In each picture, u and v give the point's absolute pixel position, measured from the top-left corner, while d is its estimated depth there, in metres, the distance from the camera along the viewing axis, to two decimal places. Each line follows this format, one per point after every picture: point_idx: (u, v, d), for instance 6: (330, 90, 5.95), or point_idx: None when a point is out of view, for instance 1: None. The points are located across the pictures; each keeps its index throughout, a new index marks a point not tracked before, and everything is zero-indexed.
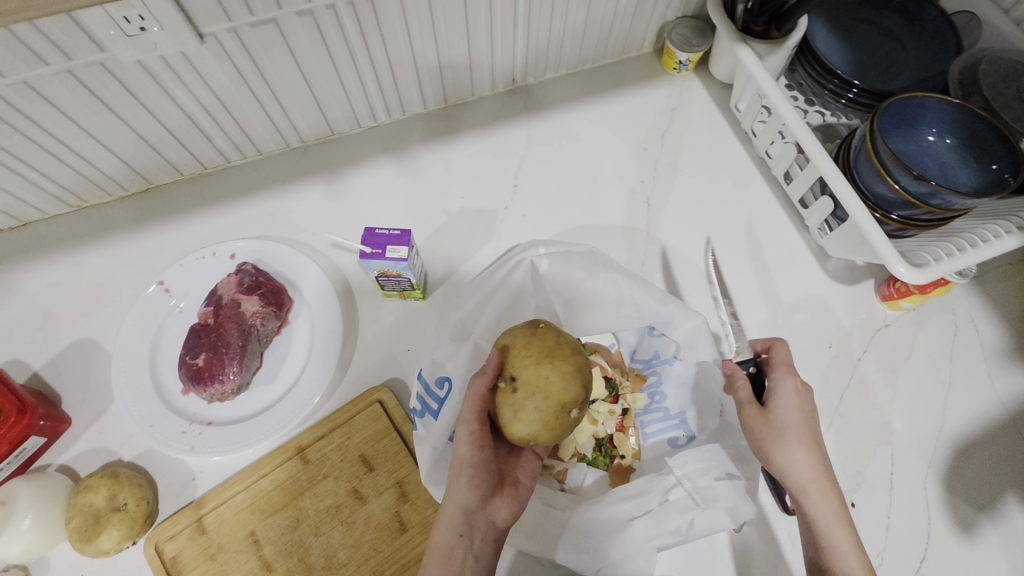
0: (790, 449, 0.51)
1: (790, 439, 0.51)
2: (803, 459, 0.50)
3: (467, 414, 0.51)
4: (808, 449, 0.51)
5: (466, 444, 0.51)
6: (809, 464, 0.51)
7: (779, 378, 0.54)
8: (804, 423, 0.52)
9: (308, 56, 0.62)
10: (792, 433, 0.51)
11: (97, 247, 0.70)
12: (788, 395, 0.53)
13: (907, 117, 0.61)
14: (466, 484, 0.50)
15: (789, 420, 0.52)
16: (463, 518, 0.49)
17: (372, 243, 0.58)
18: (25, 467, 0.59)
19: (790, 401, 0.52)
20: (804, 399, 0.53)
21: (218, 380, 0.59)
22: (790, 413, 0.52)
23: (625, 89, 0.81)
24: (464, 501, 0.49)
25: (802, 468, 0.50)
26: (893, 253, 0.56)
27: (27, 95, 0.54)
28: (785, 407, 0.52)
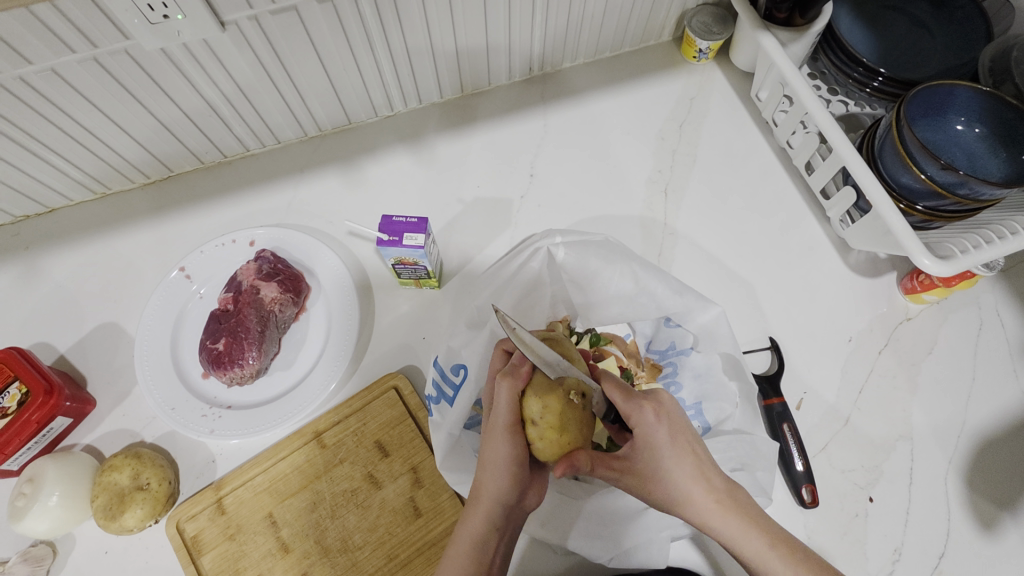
0: (661, 479, 0.48)
1: (659, 469, 0.48)
2: (677, 482, 0.48)
3: (504, 415, 0.52)
4: (685, 467, 0.48)
5: (503, 439, 0.52)
6: (689, 483, 0.47)
7: (626, 401, 0.51)
8: (671, 443, 0.49)
9: (326, 44, 0.62)
10: (665, 456, 0.49)
11: (121, 233, 0.72)
12: (643, 417, 0.50)
13: (936, 105, 0.60)
14: (504, 476, 0.50)
15: (652, 443, 0.49)
16: (501, 515, 0.50)
17: (389, 230, 0.58)
18: (52, 446, 0.60)
19: (653, 426, 0.49)
20: (661, 417, 0.50)
21: (237, 365, 0.60)
22: (654, 436, 0.49)
23: (643, 78, 0.80)
24: (503, 497, 0.50)
25: (681, 492, 0.47)
26: (918, 244, 0.55)
27: (53, 82, 0.55)
28: (646, 430, 0.49)
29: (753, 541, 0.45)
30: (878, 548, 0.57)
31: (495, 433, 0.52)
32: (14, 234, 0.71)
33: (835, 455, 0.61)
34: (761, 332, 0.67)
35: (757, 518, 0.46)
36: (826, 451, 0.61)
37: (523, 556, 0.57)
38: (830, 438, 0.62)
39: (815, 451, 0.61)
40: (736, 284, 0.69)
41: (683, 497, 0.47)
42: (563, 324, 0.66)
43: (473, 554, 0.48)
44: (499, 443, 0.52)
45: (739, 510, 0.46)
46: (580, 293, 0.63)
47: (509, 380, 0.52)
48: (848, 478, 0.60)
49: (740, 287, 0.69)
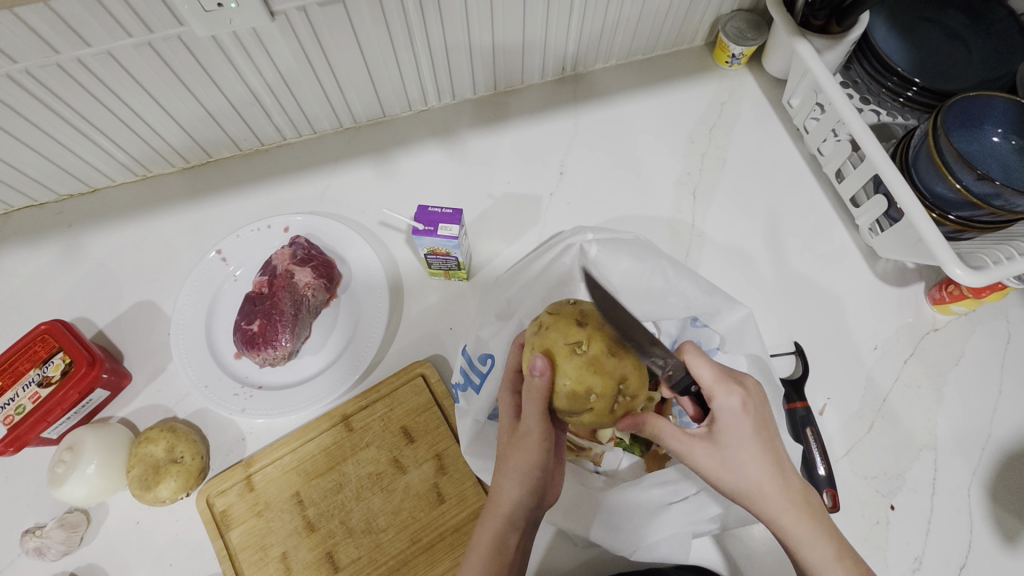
0: (740, 466, 0.46)
1: (744, 456, 0.46)
2: (761, 467, 0.46)
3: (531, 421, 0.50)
4: (765, 460, 0.46)
5: (529, 446, 0.49)
6: (771, 478, 0.46)
7: (720, 384, 0.48)
8: (754, 429, 0.47)
9: (368, 36, 0.64)
10: (746, 446, 0.47)
11: (159, 215, 0.74)
12: (733, 402, 0.48)
13: (973, 116, 0.60)
14: (523, 481, 0.48)
15: (739, 432, 0.47)
16: (524, 513, 0.48)
17: (425, 220, 0.60)
18: (90, 417, 0.62)
19: (736, 414, 0.47)
20: (749, 408, 0.48)
21: (271, 346, 0.61)
22: (741, 425, 0.47)
23: (675, 82, 0.80)
24: (525, 502, 0.48)
25: (759, 482, 0.46)
26: (950, 254, 0.55)
27: (107, 64, 0.57)
28: (732, 419, 0.47)
29: (824, 545, 0.45)
30: (899, 557, 0.57)
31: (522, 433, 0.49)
32: (57, 212, 0.73)
33: (857, 461, 0.61)
34: (786, 337, 0.67)
35: (822, 520, 0.46)
36: (849, 457, 0.61)
37: (544, 545, 0.58)
38: (852, 445, 0.62)
39: (837, 457, 0.61)
40: (763, 288, 0.69)
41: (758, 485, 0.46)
42: None
43: (493, 551, 0.47)
44: (527, 446, 0.49)
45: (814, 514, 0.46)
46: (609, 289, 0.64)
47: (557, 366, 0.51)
48: (870, 485, 0.60)
49: (766, 291, 0.69)
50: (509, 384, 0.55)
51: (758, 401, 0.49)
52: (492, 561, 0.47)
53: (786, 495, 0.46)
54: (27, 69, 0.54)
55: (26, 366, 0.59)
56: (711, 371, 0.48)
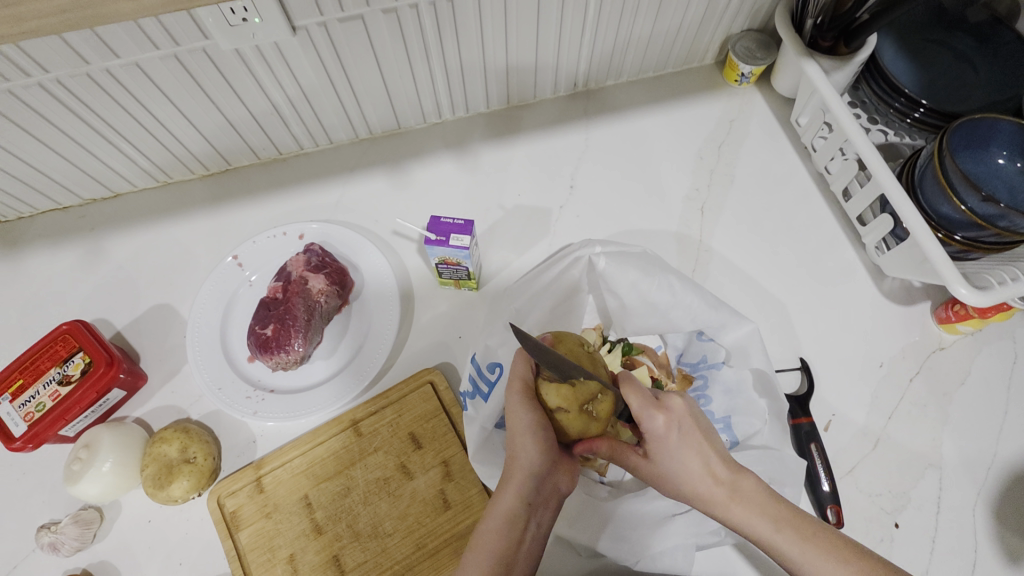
0: (673, 480, 0.51)
1: (674, 471, 0.51)
2: (688, 476, 0.50)
3: (524, 382, 0.55)
4: (693, 471, 0.50)
5: (525, 408, 0.54)
6: (703, 488, 0.49)
7: (642, 410, 0.52)
8: (682, 447, 0.51)
9: (386, 51, 0.65)
10: (674, 457, 0.51)
11: (178, 220, 0.76)
12: (653, 423, 0.52)
13: (978, 138, 0.61)
14: (533, 444, 0.52)
15: (667, 448, 0.52)
16: (532, 485, 0.51)
17: (437, 231, 0.61)
18: (106, 416, 0.64)
19: (661, 431, 0.52)
20: (671, 424, 0.52)
21: (283, 350, 0.63)
22: (665, 442, 0.52)
23: (685, 99, 0.82)
24: (535, 471, 0.51)
25: (693, 492, 0.50)
26: (955, 274, 0.56)
27: (135, 74, 0.59)
28: (657, 437, 0.52)
29: (765, 526, 0.46)
30: None
31: (512, 404, 0.54)
32: (81, 216, 0.76)
33: (861, 478, 0.61)
34: (792, 352, 0.67)
35: (770, 504, 0.47)
36: (853, 473, 0.61)
37: (548, 554, 0.58)
38: (857, 461, 0.62)
39: (842, 473, 0.61)
40: (769, 303, 0.70)
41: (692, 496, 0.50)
42: (597, 331, 0.68)
43: (502, 526, 0.49)
44: (521, 413, 0.54)
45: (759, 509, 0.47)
46: (616, 301, 0.65)
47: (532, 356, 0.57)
48: (875, 502, 0.60)
49: (772, 306, 0.70)
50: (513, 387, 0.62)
51: (683, 415, 0.52)
52: (501, 535, 0.48)
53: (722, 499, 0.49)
54: (58, 79, 0.57)
55: (48, 365, 0.61)
56: (639, 401, 0.52)
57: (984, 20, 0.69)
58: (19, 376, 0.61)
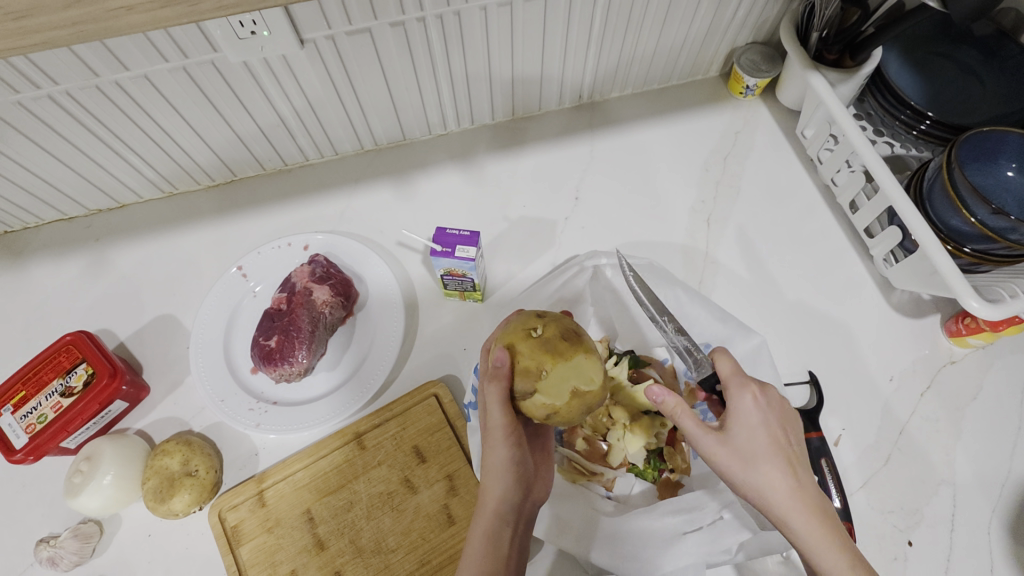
0: (750, 461, 0.45)
1: (755, 451, 0.45)
2: (767, 461, 0.45)
3: (497, 418, 0.49)
4: (776, 458, 0.45)
5: (500, 442, 0.50)
6: (782, 480, 0.44)
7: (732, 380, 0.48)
8: (769, 430, 0.46)
9: (393, 64, 0.66)
10: (756, 437, 0.46)
11: (183, 231, 0.76)
12: (745, 398, 0.47)
13: (986, 151, 0.60)
14: (507, 474, 0.50)
15: (747, 424, 0.46)
16: (511, 509, 0.50)
17: (443, 242, 0.61)
18: (107, 428, 0.63)
19: (750, 409, 0.47)
20: (761, 402, 0.47)
21: (287, 362, 0.62)
22: (751, 420, 0.46)
23: (689, 111, 0.82)
24: (510, 496, 0.50)
25: (770, 484, 0.44)
26: (966, 287, 0.55)
27: (143, 86, 0.59)
28: (743, 413, 0.47)
29: (823, 534, 0.43)
30: None
31: (493, 437, 0.50)
32: (86, 226, 0.76)
33: (873, 494, 0.60)
34: (800, 365, 0.67)
35: (835, 522, 0.43)
36: (864, 490, 0.60)
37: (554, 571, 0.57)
38: (868, 478, 0.61)
39: (853, 489, 0.60)
40: (775, 315, 0.69)
41: (768, 485, 0.44)
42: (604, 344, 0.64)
43: (487, 546, 0.49)
44: (498, 449, 0.50)
45: (828, 519, 0.43)
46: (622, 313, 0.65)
47: (498, 384, 0.49)
48: (887, 519, 0.59)
49: (779, 318, 0.69)
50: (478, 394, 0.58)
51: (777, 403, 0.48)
52: (486, 559, 0.48)
53: (795, 497, 0.44)
54: (67, 91, 0.57)
55: (50, 377, 0.61)
56: (730, 368, 0.49)
57: (990, 33, 0.67)
58: (21, 387, 0.60)
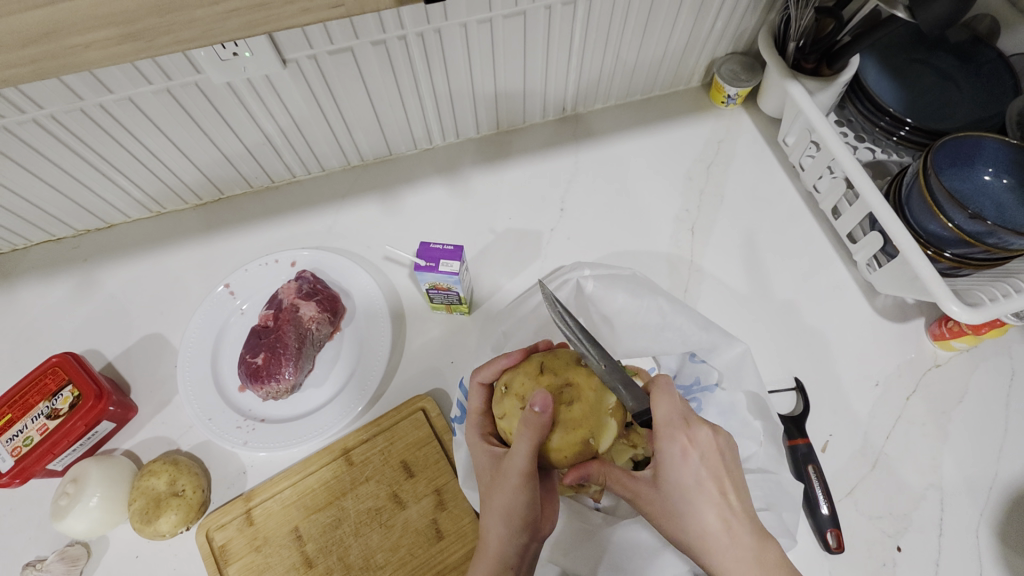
0: (680, 516, 0.47)
1: (684, 506, 0.47)
2: (692, 518, 0.46)
3: (521, 464, 0.48)
4: (707, 514, 0.46)
5: (515, 486, 0.48)
6: (715, 534, 0.46)
7: (663, 428, 0.48)
8: (699, 482, 0.47)
9: (376, 82, 0.66)
10: (683, 493, 0.47)
11: (170, 250, 0.76)
12: (671, 451, 0.48)
13: (963, 156, 0.61)
14: (513, 520, 0.48)
15: (676, 479, 0.47)
16: (516, 554, 0.48)
17: (426, 257, 0.61)
18: (95, 449, 0.63)
19: (679, 460, 0.47)
20: (693, 453, 0.47)
21: (274, 379, 0.62)
22: (680, 473, 0.47)
23: (673, 121, 0.83)
24: (513, 542, 0.48)
25: (703, 537, 0.46)
26: (946, 291, 0.56)
27: (127, 108, 0.60)
28: (672, 465, 0.47)
29: None
30: None
31: (507, 476, 0.48)
32: (74, 247, 0.76)
33: (861, 500, 0.60)
34: (787, 372, 0.67)
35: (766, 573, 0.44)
36: (853, 496, 0.60)
37: None
38: (855, 483, 0.61)
39: (842, 495, 0.61)
40: (761, 322, 0.70)
41: (694, 539, 0.46)
42: None
43: None
44: (510, 492, 0.48)
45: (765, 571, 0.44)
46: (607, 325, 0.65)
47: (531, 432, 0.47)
48: (875, 525, 0.59)
49: (764, 325, 0.70)
50: (477, 424, 0.56)
51: (712, 450, 0.48)
52: None
53: (732, 550, 0.45)
54: (52, 114, 0.58)
55: (36, 399, 0.61)
56: (664, 413, 0.48)
57: (965, 39, 0.68)
58: (8, 410, 0.60)
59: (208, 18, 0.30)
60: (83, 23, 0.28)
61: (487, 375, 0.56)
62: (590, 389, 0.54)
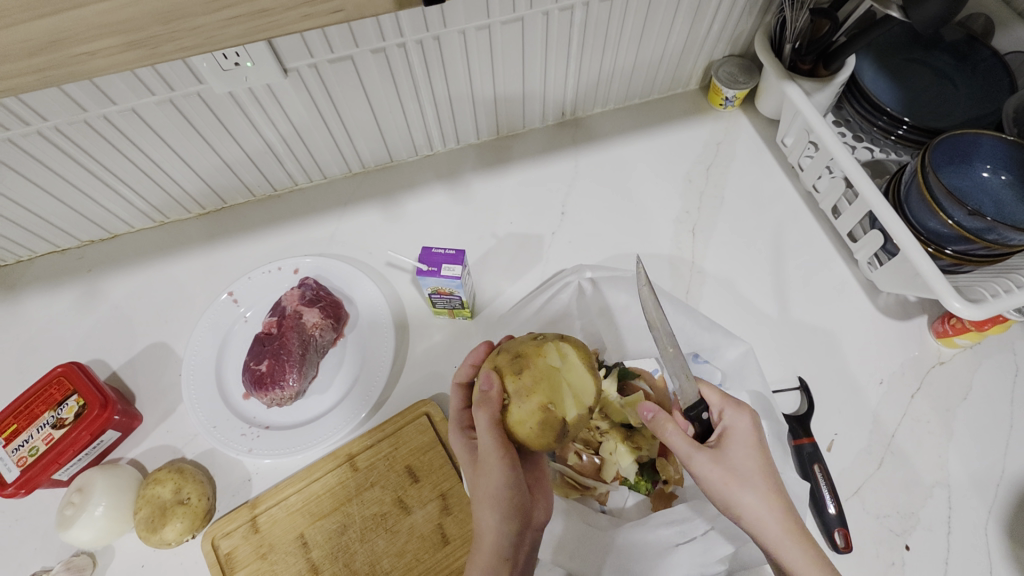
0: (751, 480, 0.48)
1: (754, 472, 0.48)
2: (765, 483, 0.48)
3: (490, 445, 0.50)
4: (772, 477, 0.49)
5: (496, 468, 0.49)
6: (779, 497, 0.48)
7: (725, 402, 0.52)
8: (763, 448, 0.50)
9: (376, 90, 0.67)
10: (753, 462, 0.49)
11: (174, 259, 0.76)
12: (745, 420, 0.51)
13: (961, 154, 0.61)
14: (499, 505, 0.49)
15: (745, 446, 0.50)
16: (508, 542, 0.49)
17: (429, 261, 0.62)
18: (99, 459, 0.63)
19: (748, 430, 0.50)
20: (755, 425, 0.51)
21: (278, 386, 0.62)
22: (748, 441, 0.50)
23: (671, 124, 0.83)
24: (502, 527, 0.49)
25: (770, 502, 0.47)
26: (948, 288, 0.56)
27: (131, 119, 0.60)
28: (740, 434, 0.50)
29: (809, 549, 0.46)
30: None
31: (488, 463, 0.50)
32: (78, 257, 0.76)
33: (868, 499, 0.60)
34: (790, 371, 0.67)
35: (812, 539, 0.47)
36: (859, 495, 0.60)
37: None
38: (862, 482, 0.61)
39: (848, 495, 0.60)
40: (763, 322, 0.70)
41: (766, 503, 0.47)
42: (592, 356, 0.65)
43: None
44: (492, 476, 0.50)
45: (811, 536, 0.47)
46: (610, 326, 0.65)
47: (487, 409, 0.50)
48: (883, 524, 0.59)
49: (766, 325, 0.70)
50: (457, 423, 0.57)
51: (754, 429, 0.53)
52: None
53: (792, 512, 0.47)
54: (56, 126, 0.58)
55: (42, 409, 0.61)
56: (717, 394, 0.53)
57: (961, 38, 0.68)
58: (13, 420, 0.60)
59: (209, 26, 0.31)
60: (89, 32, 0.29)
61: (464, 374, 0.58)
62: (555, 353, 0.53)
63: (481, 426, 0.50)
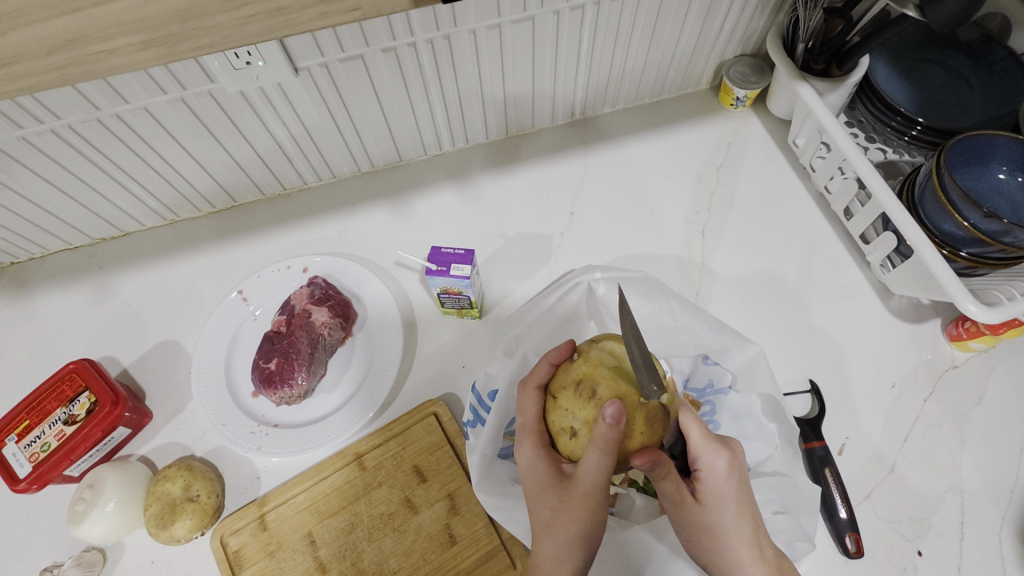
0: (717, 534, 0.47)
1: (722, 524, 0.47)
2: (735, 534, 0.47)
3: (592, 481, 0.47)
4: (744, 531, 0.47)
5: (580, 506, 0.48)
6: (746, 550, 0.47)
7: (705, 446, 0.49)
8: (738, 498, 0.48)
9: (386, 89, 0.67)
10: (725, 512, 0.48)
11: (184, 258, 0.77)
12: (721, 467, 0.48)
13: (976, 155, 0.60)
14: (576, 539, 0.48)
15: (721, 499, 0.48)
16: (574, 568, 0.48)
17: (438, 261, 0.62)
18: (110, 455, 0.64)
19: (723, 479, 0.48)
20: (733, 474, 0.49)
21: (287, 384, 0.63)
22: (724, 489, 0.48)
23: (681, 124, 0.83)
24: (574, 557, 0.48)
25: (735, 556, 0.47)
26: (963, 291, 0.55)
27: (143, 118, 0.61)
28: (715, 482, 0.48)
29: None
30: None
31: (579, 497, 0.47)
32: (90, 255, 0.77)
33: (879, 504, 0.59)
34: (801, 374, 0.66)
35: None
36: (871, 499, 0.60)
37: None
38: (873, 487, 0.60)
39: (859, 499, 0.60)
40: (774, 324, 0.69)
41: (734, 555, 0.47)
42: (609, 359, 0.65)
43: None
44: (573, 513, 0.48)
45: None
46: (618, 327, 0.65)
47: (600, 448, 0.46)
48: (895, 530, 0.58)
49: (777, 327, 0.69)
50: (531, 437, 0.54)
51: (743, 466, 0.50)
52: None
53: (760, 564, 0.47)
54: (70, 125, 0.59)
55: (54, 405, 0.61)
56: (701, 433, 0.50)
57: (976, 38, 0.68)
58: (25, 417, 0.61)
59: (228, 24, 0.31)
60: (107, 30, 0.29)
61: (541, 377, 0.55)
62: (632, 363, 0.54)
63: (589, 452, 0.46)
